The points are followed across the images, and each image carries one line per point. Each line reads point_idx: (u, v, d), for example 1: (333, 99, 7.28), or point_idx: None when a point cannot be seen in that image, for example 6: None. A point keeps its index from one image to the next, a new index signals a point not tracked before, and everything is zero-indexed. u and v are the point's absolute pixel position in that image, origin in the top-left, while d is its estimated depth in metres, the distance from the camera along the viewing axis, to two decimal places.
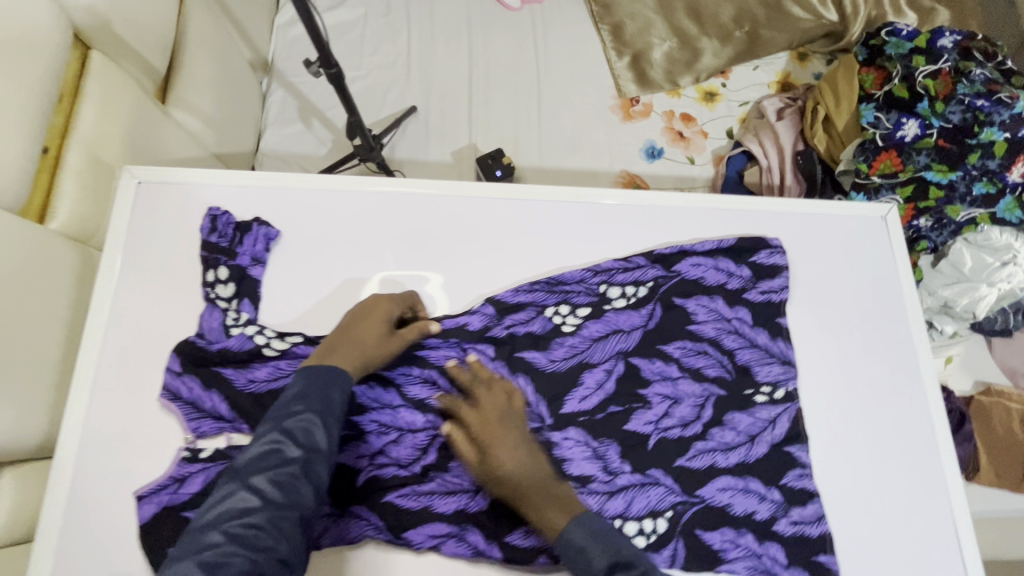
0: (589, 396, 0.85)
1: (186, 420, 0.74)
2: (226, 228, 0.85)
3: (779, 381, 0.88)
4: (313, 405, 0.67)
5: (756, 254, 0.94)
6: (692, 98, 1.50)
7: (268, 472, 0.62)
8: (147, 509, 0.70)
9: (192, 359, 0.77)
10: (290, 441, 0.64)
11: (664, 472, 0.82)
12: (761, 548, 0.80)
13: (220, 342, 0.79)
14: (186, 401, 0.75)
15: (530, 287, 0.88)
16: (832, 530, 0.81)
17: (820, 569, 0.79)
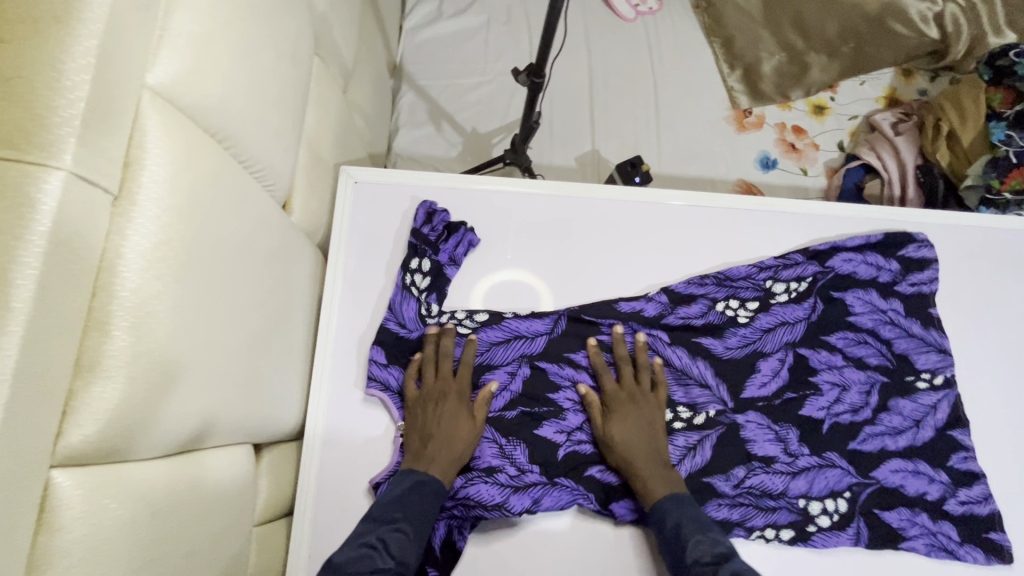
0: (767, 383, 0.82)
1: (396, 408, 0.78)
2: (438, 223, 0.85)
3: (937, 368, 0.85)
4: (411, 515, 0.66)
5: (904, 248, 0.90)
6: (802, 111, 1.54)
7: (364, 573, 0.58)
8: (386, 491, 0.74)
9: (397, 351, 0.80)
10: (385, 545, 0.62)
11: (838, 455, 0.79)
12: (936, 526, 0.78)
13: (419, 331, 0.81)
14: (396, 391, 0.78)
15: (701, 281, 0.86)
16: (999, 508, 0.81)
17: (993, 547, 0.78)
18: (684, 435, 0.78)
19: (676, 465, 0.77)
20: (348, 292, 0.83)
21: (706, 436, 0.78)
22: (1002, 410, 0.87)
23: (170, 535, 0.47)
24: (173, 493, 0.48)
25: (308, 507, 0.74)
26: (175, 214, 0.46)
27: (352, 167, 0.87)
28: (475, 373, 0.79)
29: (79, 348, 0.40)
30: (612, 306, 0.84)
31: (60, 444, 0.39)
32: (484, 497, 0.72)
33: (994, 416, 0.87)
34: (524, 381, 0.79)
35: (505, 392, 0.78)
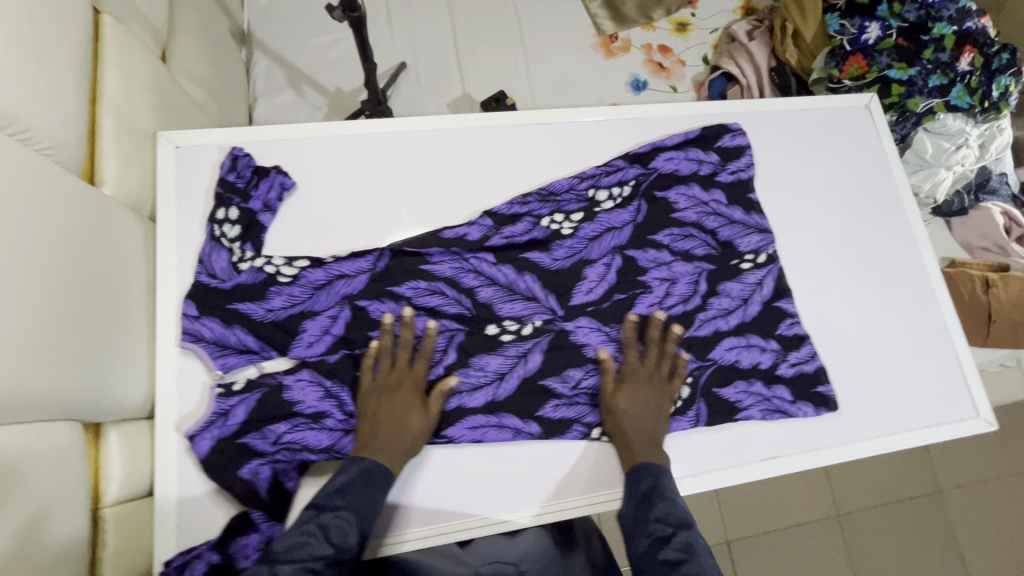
0: (594, 287, 0.92)
1: (212, 358, 0.76)
2: (244, 168, 0.83)
3: (759, 248, 0.97)
4: (353, 506, 0.63)
5: (720, 140, 1.02)
6: (666, 30, 1.56)
7: (303, 560, 0.53)
8: (204, 445, 0.71)
9: (206, 300, 0.77)
10: (326, 535, 0.57)
11: (676, 344, 0.90)
12: (770, 392, 0.89)
13: (232, 280, 0.79)
14: (210, 340, 0.76)
15: (525, 201, 0.94)
16: (826, 365, 0.92)
17: (822, 399, 0.90)
18: (515, 346, 0.86)
19: (508, 374, 0.85)
20: (184, 253, 0.79)
21: (535, 343, 0.87)
22: (828, 275, 0.97)
23: None
24: None
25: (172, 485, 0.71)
26: None
27: (170, 131, 0.82)
28: (297, 318, 0.80)
29: None
30: (437, 237, 0.90)
31: None
32: (309, 441, 0.74)
33: (823, 285, 0.97)
34: (346, 323, 0.82)
35: (326, 336, 0.80)
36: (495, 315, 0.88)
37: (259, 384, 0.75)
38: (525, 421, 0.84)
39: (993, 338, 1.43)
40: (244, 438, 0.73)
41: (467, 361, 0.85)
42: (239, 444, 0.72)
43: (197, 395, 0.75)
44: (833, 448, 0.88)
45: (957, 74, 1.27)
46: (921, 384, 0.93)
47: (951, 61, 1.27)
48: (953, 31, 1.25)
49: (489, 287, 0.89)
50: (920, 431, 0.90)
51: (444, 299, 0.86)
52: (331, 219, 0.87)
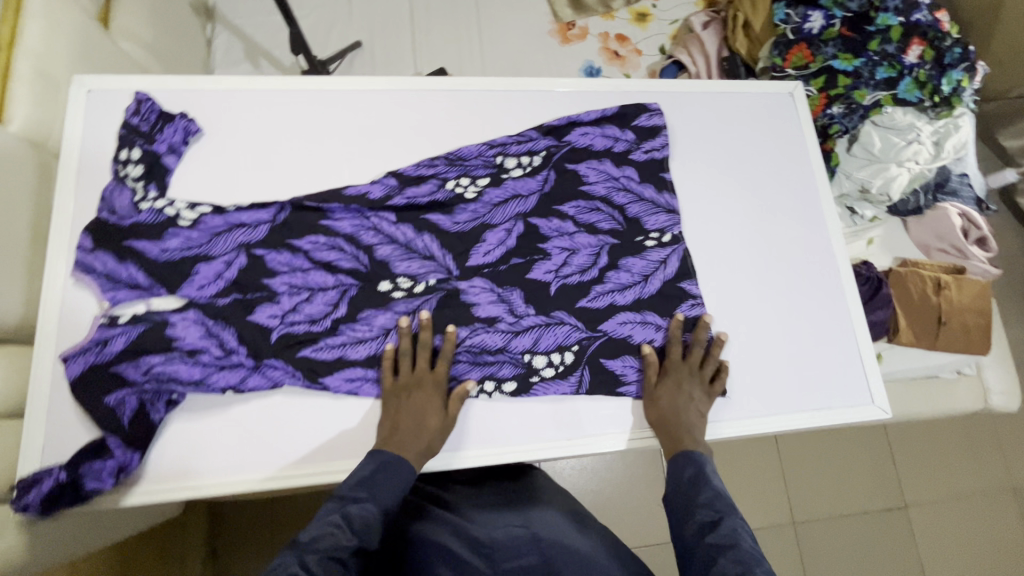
0: (492, 250, 0.88)
1: (102, 290, 0.78)
2: (151, 113, 0.87)
3: (666, 227, 0.93)
4: (380, 498, 0.66)
5: (636, 119, 0.97)
6: (625, 20, 1.57)
7: (326, 550, 0.58)
8: (75, 367, 0.74)
9: (104, 236, 0.80)
10: (350, 522, 0.62)
11: (567, 313, 0.87)
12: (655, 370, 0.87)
13: (131, 218, 0.81)
14: (102, 274, 0.79)
15: (431, 162, 0.90)
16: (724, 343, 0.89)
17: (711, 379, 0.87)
18: (405, 302, 0.83)
19: (392, 330, 0.82)
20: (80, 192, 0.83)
21: (425, 301, 0.84)
22: (735, 253, 0.95)
23: None
24: None
25: (40, 409, 0.74)
26: None
27: (86, 78, 0.87)
28: (190, 260, 0.81)
29: None
30: (340, 193, 0.87)
31: None
32: (180, 375, 0.76)
33: (724, 263, 0.94)
34: (240, 269, 0.82)
35: (219, 280, 0.81)
36: (390, 272, 0.85)
37: (143, 319, 0.77)
38: None
39: (943, 340, 1.37)
40: (117, 367, 0.75)
41: (352, 315, 0.82)
42: (112, 372, 0.75)
43: (85, 326, 0.78)
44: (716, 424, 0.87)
45: (905, 66, 1.26)
46: (817, 369, 0.91)
47: (897, 52, 1.26)
48: (899, 22, 1.24)
49: (389, 245, 0.86)
50: (810, 413, 0.89)
51: (342, 254, 0.84)
52: (231, 173, 0.87)
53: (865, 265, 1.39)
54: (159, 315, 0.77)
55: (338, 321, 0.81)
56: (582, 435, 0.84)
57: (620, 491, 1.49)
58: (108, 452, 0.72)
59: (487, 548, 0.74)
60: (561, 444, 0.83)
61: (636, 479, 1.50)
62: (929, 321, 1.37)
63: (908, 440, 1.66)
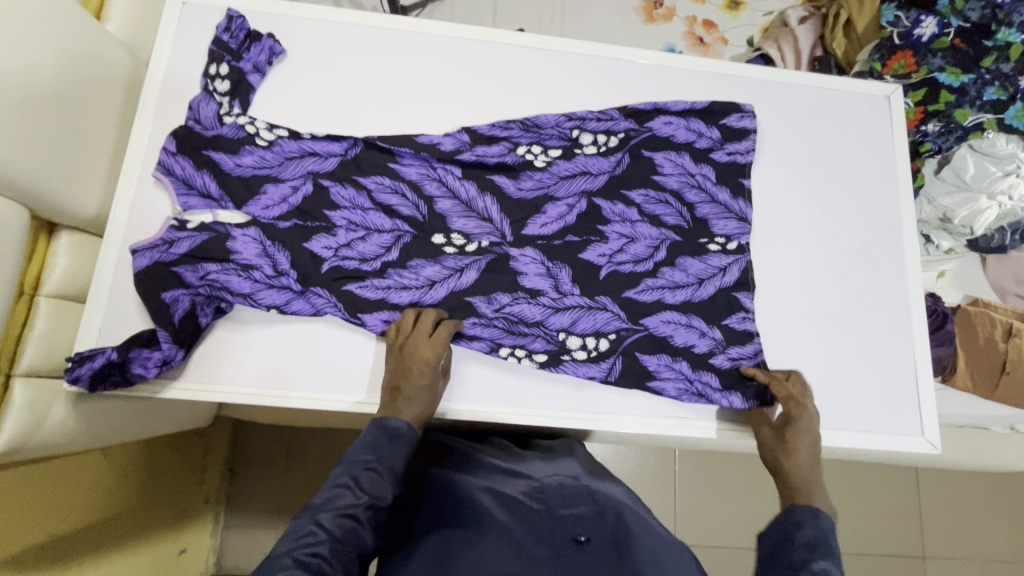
0: (550, 224, 0.85)
1: (176, 194, 0.81)
2: (240, 32, 0.86)
3: (733, 235, 0.88)
4: (386, 459, 0.64)
5: (726, 118, 0.91)
6: (716, 5, 1.50)
7: (338, 509, 0.59)
8: (141, 261, 0.78)
9: (187, 141, 0.82)
10: (362, 484, 0.61)
11: (611, 300, 0.84)
12: (694, 374, 0.83)
13: (214, 130, 0.82)
14: (179, 178, 0.81)
15: (506, 124, 0.87)
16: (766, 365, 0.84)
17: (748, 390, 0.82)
18: (454, 259, 0.82)
19: (438, 283, 0.81)
20: (165, 99, 0.85)
21: (474, 262, 0.82)
22: (800, 261, 0.90)
23: None
24: None
25: (102, 296, 0.77)
26: None
27: None
28: (259, 179, 0.82)
29: None
30: (411, 139, 0.85)
31: None
32: (230, 286, 0.78)
33: (787, 271, 0.89)
34: (305, 197, 0.83)
35: (283, 204, 0.82)
36: (445, 227, 0.83)
37: (208, 228, 0.80)
38: None
39: (1003, 391, 1.27)
40: (176, 268, 0.78)
41: (402, 262, 0.82)
42: (170, 272, 0.77)
43: (156, 225, 0.81)
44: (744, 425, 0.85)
45: (1018, 90, 1.16)
46: (868, 396, 0.86)
47: (1012, 73, 1.16)
48: (1021, 41, 1.15)
49: (450, 199, 0.84)
50: (851, 434, 0.84)
51: (402, 200, 0.84)
52: (305, 102, 0.87)
53: (931, 297, 1.31)
54: (222, 227, 0.80)
55: (388, 264, 0.82)
56: (600, 412, 0.83)
57: (627, 480, 1.48)
58: (153, 344, 0.74)
59: (542, 492, 0.76)
60: (580, 416, 0.82)
61: (644, 471, 1.49)
62: (990, 367, 1.28)
63: (938, 489, 1.57)
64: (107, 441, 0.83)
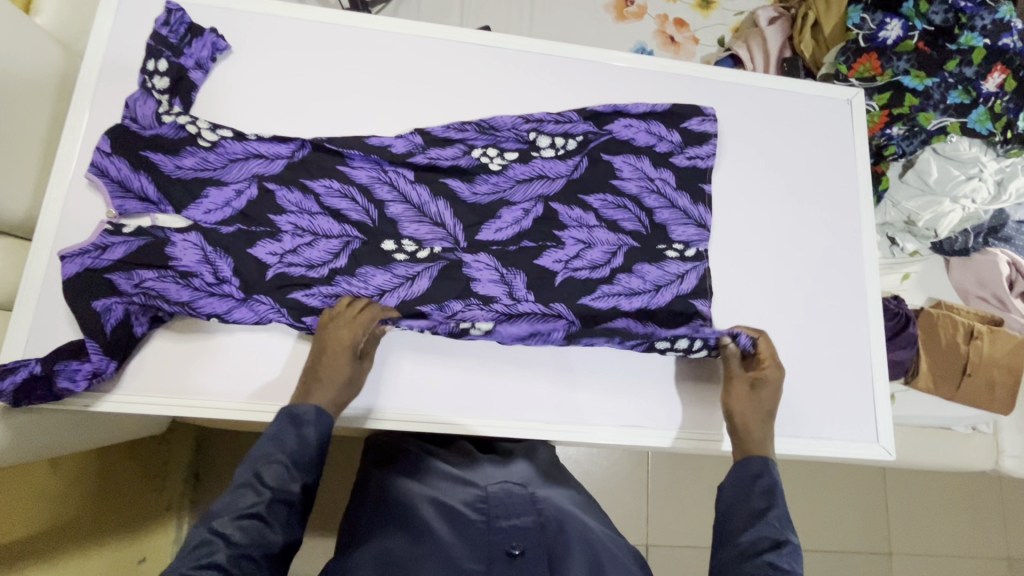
0: (504, 229, 0.83)
1: (112, 197, 0.77)
2: (179, 26, 0.82)
3: (692, 242, 0.86)
4: (291, 449, 0.65)
5: (687, 121, 0.89)
6: (687, 4, 1.48)
7: (237, 512, 0.59)
8: (71, 267, 0.74)
9: (122, 141, 0.78)
10: (260, 481, 0.61)
11: (567, 307, 0.80)
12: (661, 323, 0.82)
13: (152, 129, 0.78)
14: (115, 179, 0.77)
15: (461, 126, 0.85)
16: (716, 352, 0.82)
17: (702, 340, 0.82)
18: (405, 265, 0.79)
19: (388, 292, 0.78)
20: (99, 96, 0.81)
21: (426, 269, 0.79)
22: (760, 266, 0.89)
23: None
24: None
25: (29, 305, 0.73)
26: None
27: None
28: (201, 182, 0.79)
29: None
30: (362, 141, 0.82)
31: None
32: (168, 294, 0.74)
33: (745, 276, 0.88)
34: (249, 201, 0.79)
35: (227, 207, 0.79)
36: (396, 232, 0.81)
37: (145, 233, 0.76)
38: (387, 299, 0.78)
39: (964, 393, 1.29)
40: (110, 275, 0.74)
41: (351, 269, 0.79)
42: (104, 279, 0.74)
43: (90, 230, 0.77)
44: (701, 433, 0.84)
45: (981, 93, 1.17)
46: (825, 403, 0.86)
47: (976, 76, 1.17)
48: (984, 45, 1.15)
49: (401, 203, 0.82)
50: (807, 441, 0.84)
51: (352, 204, 0.81)
52: (249, 101, 0.83)
53: (896, 299, 1.32)
54: (160, 231, 0.76)
55: (336, 270, 0.79)
56: (557, 420, 0.83)
57: (597, 483, 1.47)
58: (83, 355, 0.71)
59: (485, 503, 0.73)
60: (537, 425, 0.82)
61: (616, 475, 1.48)
62: (952, 368, 1.29)
63: (906, 488, 1.59)
64: (36, 458, 0.78)
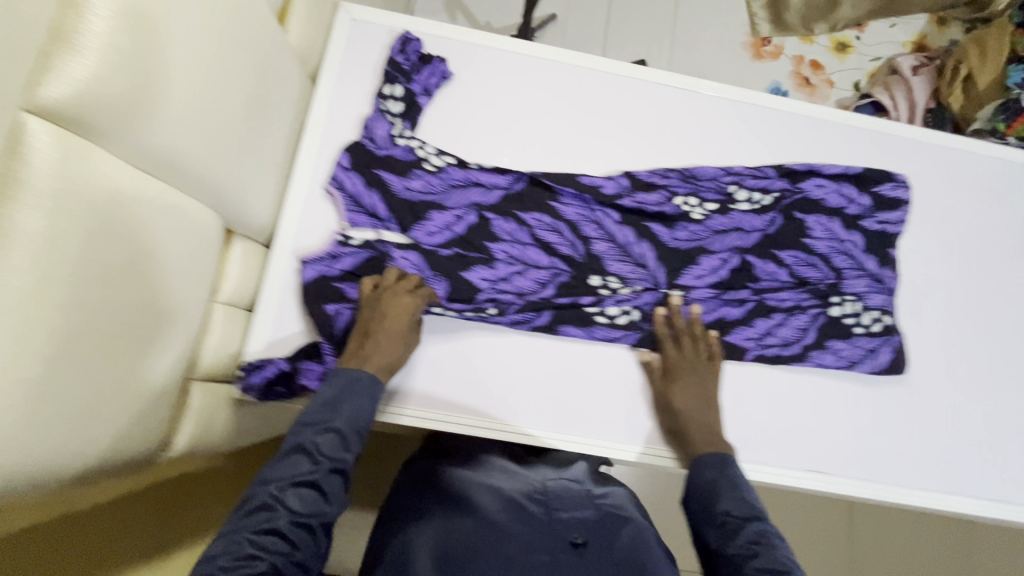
0: (704, 276, 0.86)
1: (344, 210, 0.82)
2: (411, 54, 0.87)
3: (885, 310, 0.87)
4: (342, 417, 0.65)
5: (881, 185, 0.93)
6: (824, 47, 1.50)
7: (293, 478, 0.58)
8: (310, 273, 0.79)
9: (360, 159, 0.83)
10: (317, 451, 0.61)
11: (734, 349, 0.84)
12: (825, 344, 0.85)
13: (386, 150, 0.84)
14: (349, 194, 0.82)
15: (665, 173, 0.89)
16: (864, 369, 0.85)
17: (847, 353, 0.85)
18: (612, 301, 0.83)
19: (595, 326, 0.83)
20: (334, 111, 0.86)
21: (630, 305, 0.84)
22: (943, 328, 0.90)
23: (128, 242, 0.52)
24: (142, 216, 0.54)
25: (270, 307, 0.80)
26: None
27: (351, 5, 0.90)
28: (426, 204, 0.83)
29: (58, 20, 0.44)
30: (575, 180, 0.87)
31: (36, 93, 0.43)
32: None
33: (929, 337, 0.89)
34: (468, 226, 0.84)
35: (447, 231, 0.83)
36: (602, 269, 0.85)
37: (371, 246, 0.81)
38: (577, 298, 0.83)
39: None
40: (340, 284, 0.80)
41: (557, 300, 0.83)
42: (335, 286, 0.79)
43: (321, 238, 0.82)
44: (885, 486, 0.83)
45: None
46: (1003, 469, 0.86)
47: None
48: None
49: (606, 242, 0.86)
50: (987, 504, 0.84)
51: (561, 238, 0.85)
52: (472, 132, 0.88)
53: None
54: (385, 247, 0.80)
55: (545, 300, 0.83)
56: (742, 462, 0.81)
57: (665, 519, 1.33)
58: (319, 356, 0.77)
59: (544, 495, 0.76)
60: None
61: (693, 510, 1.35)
62: None
63: None
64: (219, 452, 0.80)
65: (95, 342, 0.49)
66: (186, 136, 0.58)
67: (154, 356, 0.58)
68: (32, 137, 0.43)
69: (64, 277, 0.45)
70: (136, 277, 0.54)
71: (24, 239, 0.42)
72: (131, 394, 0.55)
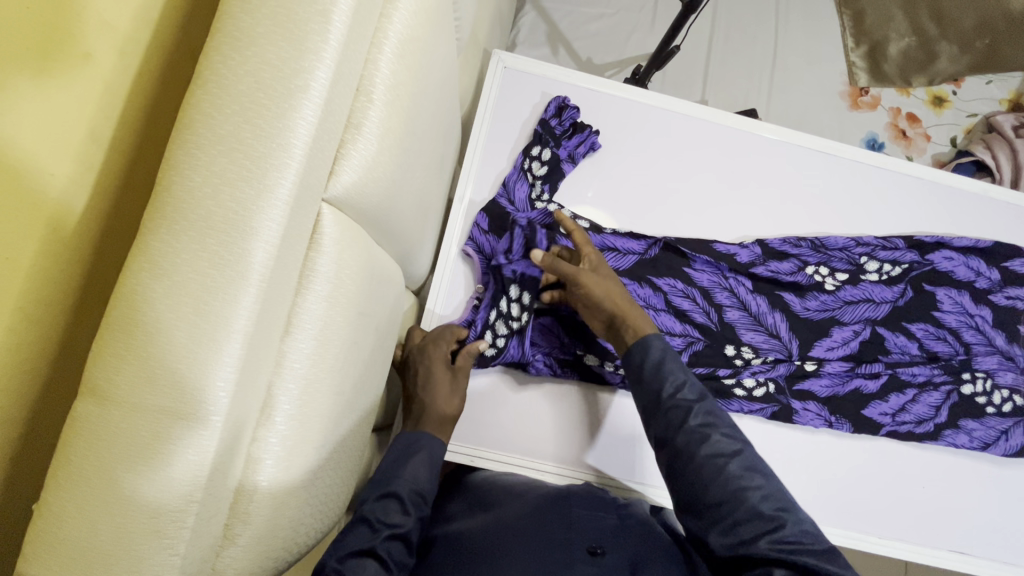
0: (835, 348, 0.86)
1: (481, 272, 0.83)
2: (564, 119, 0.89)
3: (1016, 389, 0.88)
4: (401, 477, 0.64)
5: (1009, 260, 0.93)
6: (921, 100, 1.48)
7: (353, 547, 0.57)
8: None
9: (498, 220, 0.83)
10: (378, 518, 0.59)
11: (866, 423, 0.85)
12: (958, 424, 0.86)
13: (525, 213, 0.84)
14: (487, 256, 0.83)
15: (797, 241, 0.90)
16: (994, 449, 0.86)
17: (974, 431, 0.86)
18: (746, 373, 0.84)
19: (734, 396, 0.83)
20: (486, 161, 0.88)
21: (767, 377, 0.84)
22: None
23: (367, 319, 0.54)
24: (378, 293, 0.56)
25: None
26: (417, 42, 0.51)
27: (502, 52, 0.91)
28: None
29: (350, 107, 0.46)
30: (709, 246, 0.88)
31: (331, 183, 0.45)
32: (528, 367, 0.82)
33: None
34: None
35: None
36: (735, 338, 0.85)
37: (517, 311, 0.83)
38: (714, 368, 0.84)
39: None
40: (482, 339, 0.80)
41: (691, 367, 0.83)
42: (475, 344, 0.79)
43: (463, 297, 0.84)
44: (1007, 566, 0.85)
45: None
46: None
47: None
48: None
49: (739, 310, 0.86)
50: None
51: (695, 305, 0.85)
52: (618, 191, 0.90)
53: None
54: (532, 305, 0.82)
55: None
56: (873, 537, 0.84)
57: None
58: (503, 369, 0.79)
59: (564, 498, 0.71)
60: (860, 539, 0.84)
61: None
62: None
63: None
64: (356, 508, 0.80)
65: (340, 417, 0.51)
66: (408, 208, 0.60)
67: (362, 421, 0.59)
68: (325, 228, 0.45)
69: (333, 361, 0.47)
70: (366, 347, 0.55)
71: (314, 330, 0.44)
72: (351, 455, 0.56)
